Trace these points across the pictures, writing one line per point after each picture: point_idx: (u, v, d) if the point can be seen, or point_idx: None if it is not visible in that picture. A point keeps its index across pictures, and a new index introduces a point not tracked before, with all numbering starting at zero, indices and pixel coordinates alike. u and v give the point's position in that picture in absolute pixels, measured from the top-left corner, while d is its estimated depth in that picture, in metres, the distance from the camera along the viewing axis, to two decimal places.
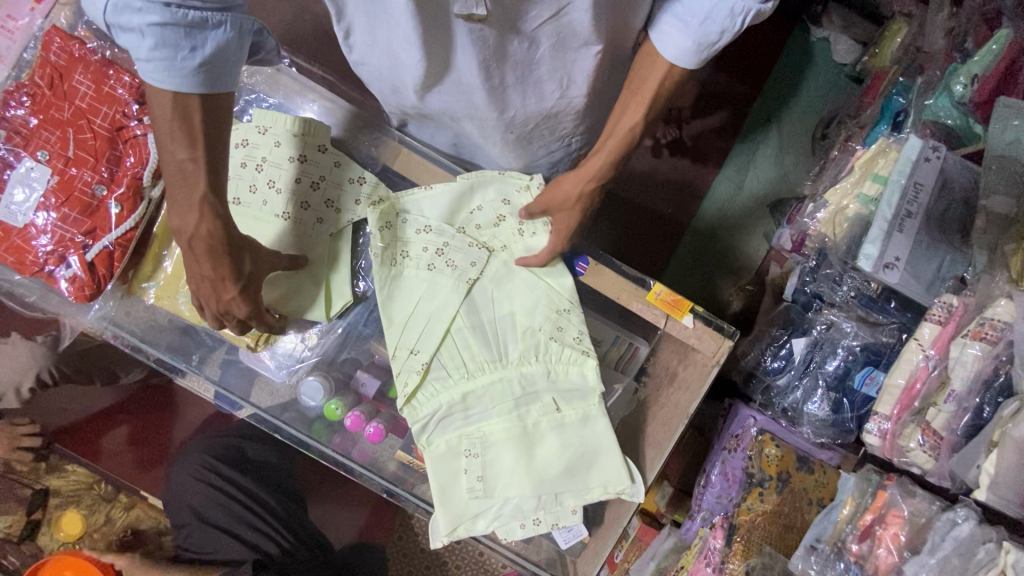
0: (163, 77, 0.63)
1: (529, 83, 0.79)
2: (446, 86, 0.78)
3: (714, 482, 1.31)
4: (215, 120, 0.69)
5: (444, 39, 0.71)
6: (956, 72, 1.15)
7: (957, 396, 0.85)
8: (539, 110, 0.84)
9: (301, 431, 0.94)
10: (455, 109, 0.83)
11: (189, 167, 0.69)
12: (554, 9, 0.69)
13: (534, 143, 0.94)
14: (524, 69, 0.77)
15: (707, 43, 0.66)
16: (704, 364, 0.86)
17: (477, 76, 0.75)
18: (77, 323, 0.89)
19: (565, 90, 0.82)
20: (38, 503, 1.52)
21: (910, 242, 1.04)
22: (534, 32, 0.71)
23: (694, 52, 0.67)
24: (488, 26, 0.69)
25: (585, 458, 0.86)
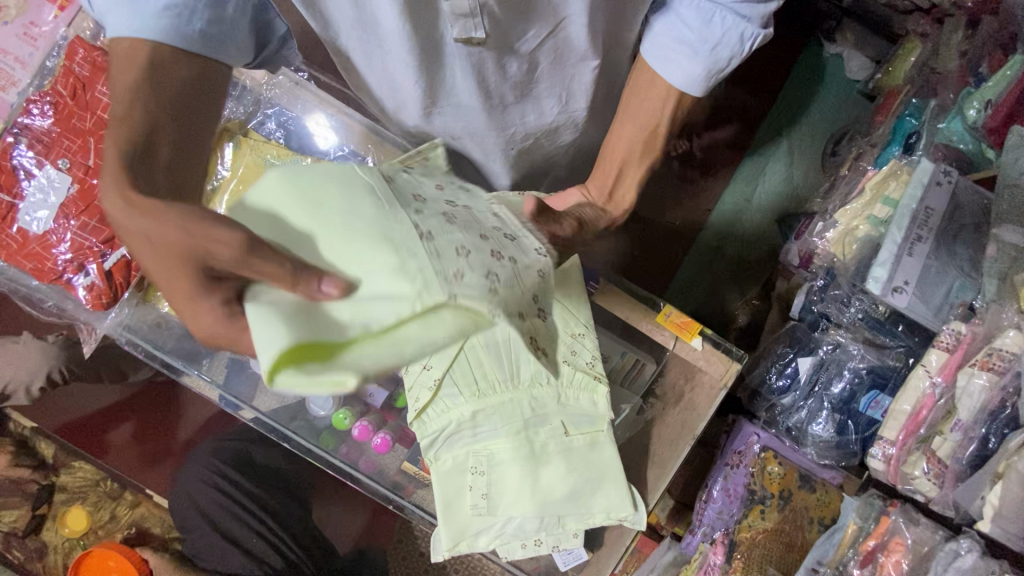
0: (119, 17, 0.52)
1: (529, 99, 0.80)
2: (446, 108, 0.79)
3: (714, 498, 1.30)
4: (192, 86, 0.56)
5: (438, 61, 0.71)
6: (970, 95, 1.15)
7: (963, 425, 0.86)
8: (538, 126, 0.85)
9: (309, 440, 0.96)
10: (455, 129, 0.83)
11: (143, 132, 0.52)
12: (550, 28, 0.69)
13: (537, 154, 0.94)
14: (524, 87, 0.77)
15: (717, 68, 0.67)
16: (712, 387, 0.90)
17: (476, 95, 0.75)
18: (93, 329, 0.90)
19: (565, 105, 0.83)
20: (45, 498, 1.60)
21: (920, 266, 1.04)
22: (532, 52, 0.72)
23: (704, 78, 0.68)
24: (486, 49, 0.69)
25: (589, 483, 0.88)
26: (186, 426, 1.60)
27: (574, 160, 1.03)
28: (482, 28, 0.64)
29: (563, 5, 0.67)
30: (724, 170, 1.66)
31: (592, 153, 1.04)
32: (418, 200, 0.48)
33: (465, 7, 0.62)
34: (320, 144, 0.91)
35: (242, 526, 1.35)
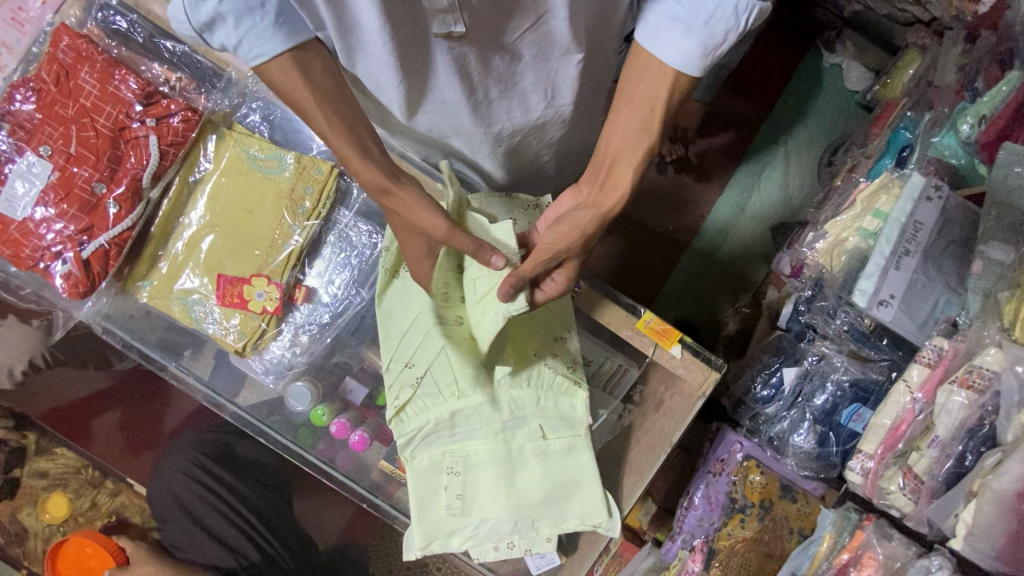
0: (261, 49, 0.62)
1: (513, 96, 0.80)
2: (431, 105, 0.78)
3: (696, 505, 1.28)
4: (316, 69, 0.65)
5: (422, 58, 0.70)
6: (964, 110, 1.14)
7: (941, 442, 0.86)
8: (525, 122, 0.85)
9: (286, 436, 0.94)
10: (442, 127, 0.83)
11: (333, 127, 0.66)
12: (531, 20, 0.69)
13: (525, 152, 0.94)
14: (507, 81, 0.77)
15: (712, 45, 0.60)
16: (691, 395, 0.87)
17: (457, 91, 0.75)
18: (72, 316, 0.90)
19: (550, 100, 0.82)
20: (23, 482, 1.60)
21: (906, 280, 1.03)
22: (514, 44, 0.71)
23: (700, 56, 0.60)
24: (467, 43, 0.69)
25: (564, 488, 0.87)
26: (171, 417, 1.60)
27: (561, 158, 1.02)
28: (461, 21, 0.65)
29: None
30: (718, 176, 1.64)
31: (579, 150, 1.03)
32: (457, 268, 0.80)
33: (443, 5, 0.63)
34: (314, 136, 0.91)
35: (222, 521, 1.38)
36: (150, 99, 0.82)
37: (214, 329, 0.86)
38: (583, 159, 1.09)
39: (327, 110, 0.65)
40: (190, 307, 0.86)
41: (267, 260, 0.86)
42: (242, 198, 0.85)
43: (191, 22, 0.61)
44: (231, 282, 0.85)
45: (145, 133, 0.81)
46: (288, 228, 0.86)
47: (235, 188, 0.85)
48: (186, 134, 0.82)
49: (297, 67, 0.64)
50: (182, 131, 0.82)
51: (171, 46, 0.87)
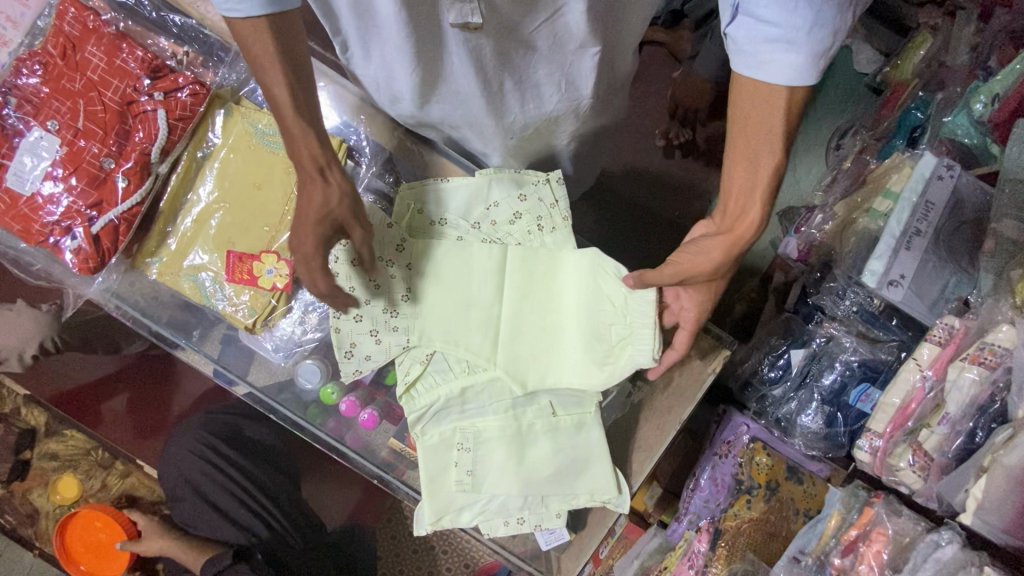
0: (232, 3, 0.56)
1: (528, 87, 0.79)
2: (445, 95, 0.78)
3: (702, 486, 1.29)
4: (292, 40, 0.61)
5: (434, 41, 0.69)
6: (977, 89, 1.13)
7: (951, 418, 0.86)
8: (538, 115, 0.84)
9: (295, 413, 0.94)
10: (454, 117, 0.82)
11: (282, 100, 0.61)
12: (548, 12, 0.67)
13: (538, 142, 0.92)
14: (522, 73, 0.76)
15: (822, 50, 0.58)
16: (701, 371, 0.91)
17: (473, 81, 0.74)
18: (82, 294, 0.90)
19: (566, 94, 0.81)
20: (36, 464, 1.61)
21: (916, 261, 1.03)
22: (530, 35, 0.70)
23: (812, 66, 0.58)
24: (483, 35, 0.68)
25: (574, 465, 0.87)
26: (179, 400, 1.61)
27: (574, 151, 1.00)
28: (478, 12, 0.62)
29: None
30: None
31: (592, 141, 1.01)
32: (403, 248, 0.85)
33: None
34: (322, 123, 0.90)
35: (230, 498, 1.38)
36: (157, 73, 0.82)
37: (223, 305, 0.86)
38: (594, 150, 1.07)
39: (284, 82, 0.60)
40: (200, 284, 0.86)
41: (275, 237, 0.85)
42: (251, 174, 0.85)
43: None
44: (240, 258, 0.85)
45: (153, 107, 0.80)
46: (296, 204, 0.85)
47: (244, 165, 0.85)
48: (194, 109, 0.82)
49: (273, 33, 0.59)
50: (190, 105, 0.81)
51: (179, 21, 0.86)
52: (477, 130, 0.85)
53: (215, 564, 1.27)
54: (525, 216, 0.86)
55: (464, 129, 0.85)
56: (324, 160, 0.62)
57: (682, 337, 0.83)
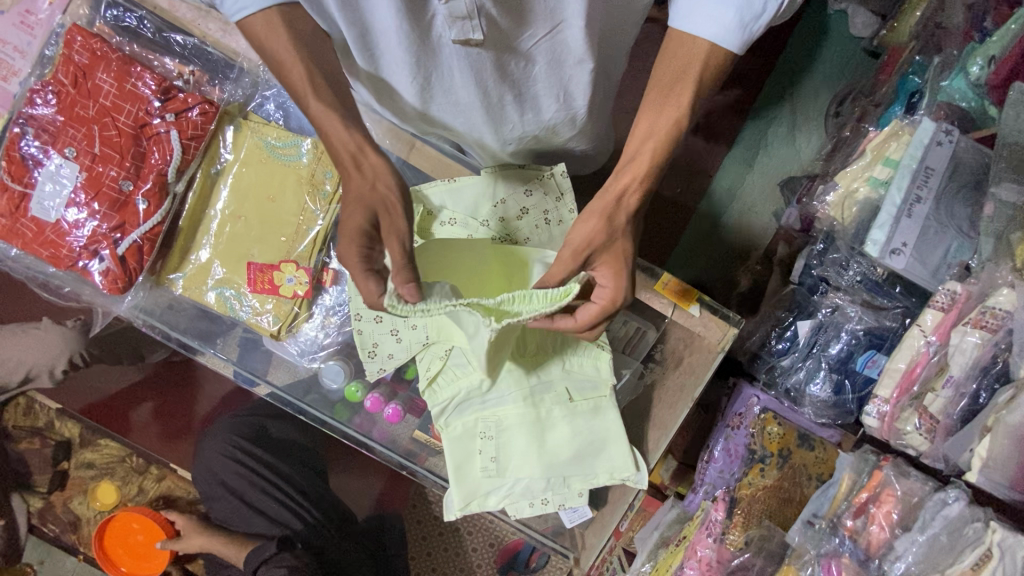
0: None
1: (527, 100, 0.81)
2: (444, 102, 0.79)
3: (717, 458, 1.33)
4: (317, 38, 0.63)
5: (432, 59, 0.71)
6: (973, 52, 1.15)
7: (955, 381, 0.89)
8: (536, 124, 0.86)
9: (323, 411, 0.98)
10: (455, 123, 0.84)
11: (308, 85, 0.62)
12: (547, 29, 0.69)
13: (538, 143, 0.93)
14: (521, 87, 0.78)
15: (751, 17, 0.60)
16: (708, 351, 0.91)
17: (474, 93, 0.76)
18: (110, 312, 0.93)
19: (564, 102, 0.82)
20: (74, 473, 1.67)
21: (918, 228, 1.05)
22: (530, 50, 0.71)
23: (739, 28, 0.60)
24: (484, 50, 0.69)
25: (593, 446, 0.91)
26: (203, 403, 1.67)
27: (574, 153, 1.01)
28: (480, 29, 0.63)
29: (560, 9, 0.66)
30: (725, 134, 1.63)
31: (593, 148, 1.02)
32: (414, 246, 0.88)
33: (462, 11, 0.61)
34: None
35: (261, 495, 1.43)
36: (167, 94, 0.84)
37: (248, 316, 0.90)
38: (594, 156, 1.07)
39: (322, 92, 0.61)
40: (224, 297, 0.89)
41: (293, 246, 0.88)
42: (264, 187, 0.87)
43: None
44: (261, 269, 0.88)
45: (166, 129, 0.83)
46: (311, 212, 0.88)
47: (256, 177, 0.87)
48: (205, 127, 0.84)
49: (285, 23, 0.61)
50: (201, 124, 0.84)
51: (181, 39, 0.88)
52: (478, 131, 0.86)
53: (259, 554, 1.35)
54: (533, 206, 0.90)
55: (463, 136, 0.89)
56: (357, 145, 0.62)
57: (588, 314, 0.69)
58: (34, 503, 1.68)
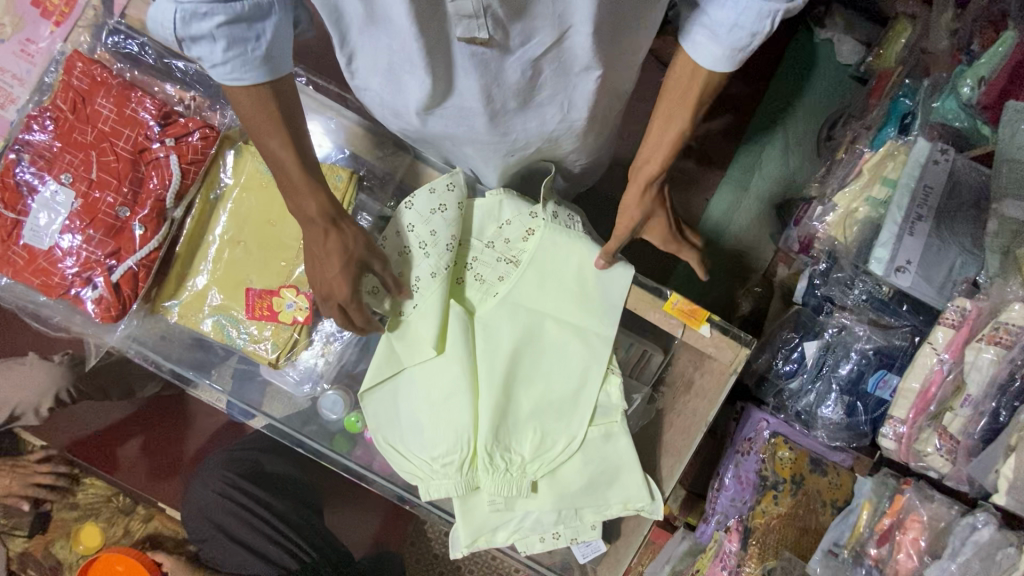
0: (241, 75, 0.61)
1: (530, 107, 0.79)
2: (448, 110, 0.78)
3: (727, 486, 1.28)
4: (288, 105, 0.67)
5: (446, 62, 0.70)
6: (962, 73, 1.17)
7: (974, 400, 0.87)
8: (539, 134, 0.85)
9: (321, 443, 0.93)
10: (456, 133, 0.82)
11: (282, 157, 0.69)
12: (554, 37, 0.68)
13: (530, 162, 0.94)
14: (526, 95, 0.76)
15: (740, 44, 0.65)
16: (721, 373, 0.86)
17: (478, 96, 0.74)
18: (101, 342, 0.90)
19: (564, 114, 0.82)
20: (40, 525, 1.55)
21: (921, 245, 1.05)
22: (535, 61, 0.71)
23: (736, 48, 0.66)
24: (491, 50, 0.68)
25: (606, 475, 0.87)
26: (193, 439, 1.63)
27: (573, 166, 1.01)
28: (486, 28, 0.64)
29: (568, 14, 0.65)
30: (720, 160, 1.64)
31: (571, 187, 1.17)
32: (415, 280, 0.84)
33: (468, 9, 0.61)
34: (316, 149, 0.94)
35: (257, 535, 1.36)
36: (167, 119, 0.83)
37: (245, 344, 0.86)
38: (591, 168, 1.07)
39: (288, 144, 0.68)
40: (220, 324, 0.87)
41: (293, 270, 0.85)
42: (265, 212, 0.85)
43: (169, 29, 0.56)
44: (260, 294, 0.86)
45: (165, 153, 0.82)
46: None
47: (257, 202, 0.85)
48: (205, 151, 0.83)
49: (274, 96, 0.65)
50: (201, 148, 0.83)
51: (183, 66, 0.88)
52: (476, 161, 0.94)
53: None
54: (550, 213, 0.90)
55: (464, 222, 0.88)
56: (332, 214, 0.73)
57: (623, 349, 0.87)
58: (12, 548, 1.55)
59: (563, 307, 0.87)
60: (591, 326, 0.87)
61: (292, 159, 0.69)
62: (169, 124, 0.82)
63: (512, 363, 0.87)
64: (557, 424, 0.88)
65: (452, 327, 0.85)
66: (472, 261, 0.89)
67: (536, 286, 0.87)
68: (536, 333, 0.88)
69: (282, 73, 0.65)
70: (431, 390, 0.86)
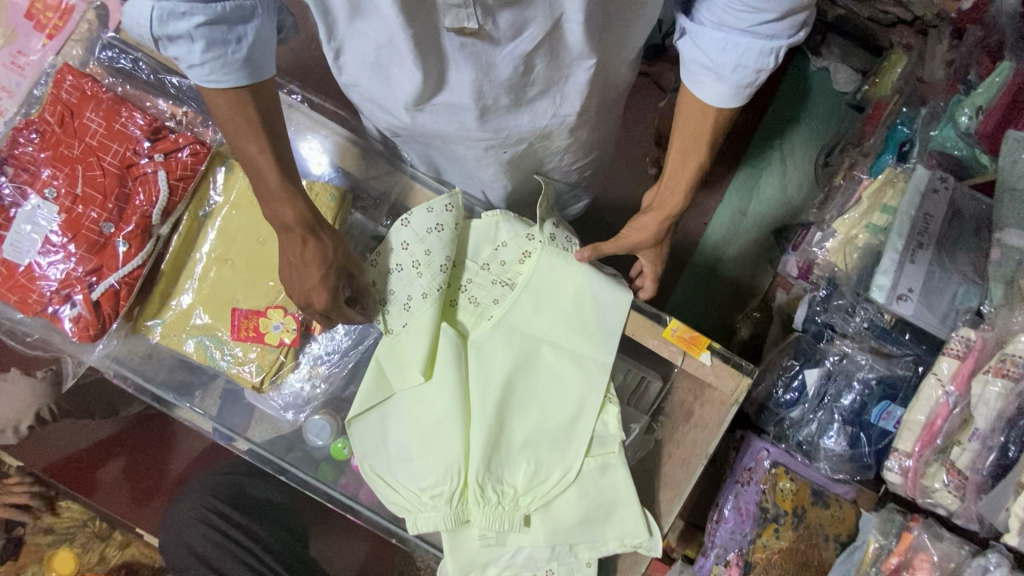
0: (220, 77, 0.62)
1: (522, 106, 0.79)
2: (439, 105, 0.78)
3: (727, 517, 1.23)
4: (267, 111, 0.68)
5: (437, 56, 0.70)
6: (960, 102, 1.15)
7: (981, 434, 0.84)
8: (531, 129, 0.83)
9: (306, 472, 0.89)
10: (447, 130, 0.82)
11: (260, 161, 0.69)
12: (546, 27, 0.67)
13: (525, 164, 0.94)
14: (517, 92, 0.76)
15: (743, 84, 0.68)
16: (721, 403, 0.83)
17: (470, 93, 0.74)
18: (79, 362, 0.87)
19: (557, 108, 0.81)
20: (12, 551, 1.50)
21: (923, 274, 1.03)
22: (528, 56, 0.70)
23: (737, 91, 0.68)
24: (480, 41, 0.68)
25: (602, 510, 0.84)
26: (178, 460, 1.58)
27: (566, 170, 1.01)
28: (474, 18, 0.63)
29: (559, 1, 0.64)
30: (718, 183, 1.63)
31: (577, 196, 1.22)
32: (405, 302, 0.82)
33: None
34: (312, 168, 0.92)
35: (235, 566, 1.29)
36: (157, 135, 0.81)
37: (229, 366, 0.84)
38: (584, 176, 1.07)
39: (266, 149, 0.68)
40: (204, 345, 0.84)
41: (281, 290, 0.83)
42: (254, 231, 0.83)
43: (147, 28, 0.58)
44: (246, 315, 0.83)
45: (154, 169, 0.80)
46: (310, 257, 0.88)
47: (247, 220, 0.83)
48: (195, 167, 0.81)
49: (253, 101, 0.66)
50: (191, 165, 0.81)
51: (176, 81, 0.87)
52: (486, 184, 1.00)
53: None
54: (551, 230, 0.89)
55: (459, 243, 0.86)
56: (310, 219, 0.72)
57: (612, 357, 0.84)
58: None
59: (559, 332, 0.85)
60: (589, 353, 0.84)
61: (268, 162, 0.68)
62: (158, 139, 0.80)
63: (506, 390, 0.84)
64: (552, 455, 0.84)
65: (444, 352, 0.82)
66: (466, 283, 0.86)
67: (532, 310, 0.85)
68: (531, 359, 0.86)
69: (264, 78, 0.66)
70: (421, 417, 0.83)
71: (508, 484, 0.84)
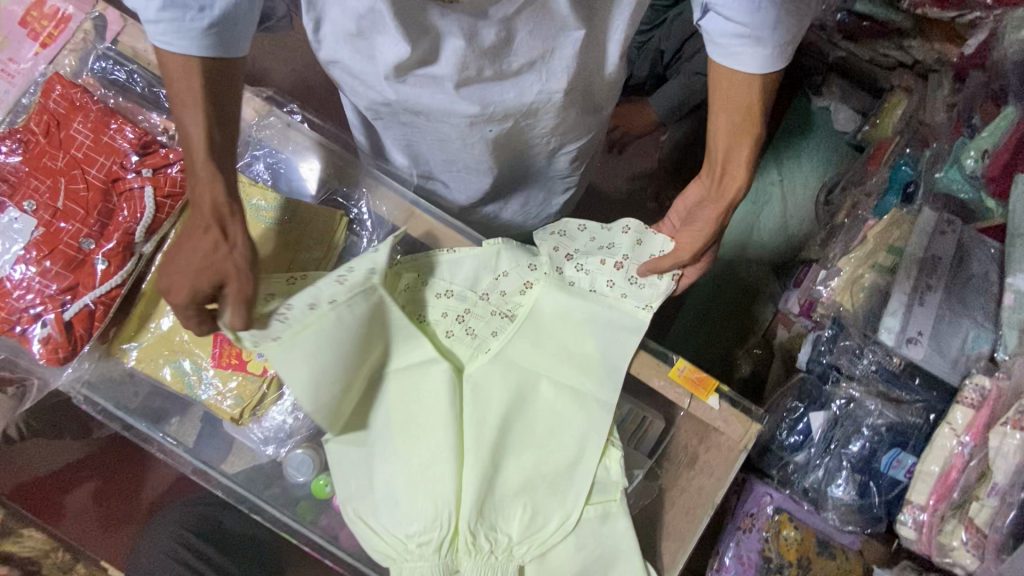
0: (172, 38, 0.63)
1: (509, 77, 0.79)
2: (424, 76, 0.78)
3: (727, 567, 1.16)
4: (222, 88, 0.68)
5: (423, 30, 0.71)
6: (966, 145, 1.17)
7: (1000, 489, 0.79)
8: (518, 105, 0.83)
9: (283, 513, 0.82)
10: (430, 104, 0.82)
11: (194, 131, 0.67)
12: None
13: (510, 146, 0.94)
14: (499, 61, 0.76)
15: (779, 41, 0.73)
16: (731, 450, 0.78)
17: (454, 65, 0.75)
18: (49, 385, 0.82)
19: (544, 82, 0.81)
20: None
21: (932, 316, 1.00)
22: (508, 20, 0.71)
23: (774, 49, 0.74)
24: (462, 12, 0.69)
25: (602, 562, 0.78)
26: (150, 487, 1.50)
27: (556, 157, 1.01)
28: None
29: None
30: None
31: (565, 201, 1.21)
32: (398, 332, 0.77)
33: None
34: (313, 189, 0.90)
35: None
36: (147, 149, 0.78)
37: (207, 396, 0.79)
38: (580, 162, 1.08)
39: (200, 119, 0.66)
40: (182, 370, 0.79)
41: None
42: None
43: None
44: (230, 341, 0.79)
45: (140, 185, 0.76)
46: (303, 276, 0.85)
47: None
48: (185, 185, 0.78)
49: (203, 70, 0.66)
50: (180, 181, 0.78)
51: None
52: (475, 171, 1.00)
53: None
54: (570, 262, 0.83)
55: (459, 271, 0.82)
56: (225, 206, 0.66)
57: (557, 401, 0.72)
58: None
59: (560, 368, 0.81)
60: (591, 391, 0.80)
61: (198, 127, 0.66)
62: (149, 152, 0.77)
63: (503, 428, 0.79)
64: (549, 499, 0.79)
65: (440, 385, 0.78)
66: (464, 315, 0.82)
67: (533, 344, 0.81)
68: (531, 396, 0.81)
69: (227, 53, 0.67)
70: (411, 455, 0.78)
71: (500, 531, 0.78)
